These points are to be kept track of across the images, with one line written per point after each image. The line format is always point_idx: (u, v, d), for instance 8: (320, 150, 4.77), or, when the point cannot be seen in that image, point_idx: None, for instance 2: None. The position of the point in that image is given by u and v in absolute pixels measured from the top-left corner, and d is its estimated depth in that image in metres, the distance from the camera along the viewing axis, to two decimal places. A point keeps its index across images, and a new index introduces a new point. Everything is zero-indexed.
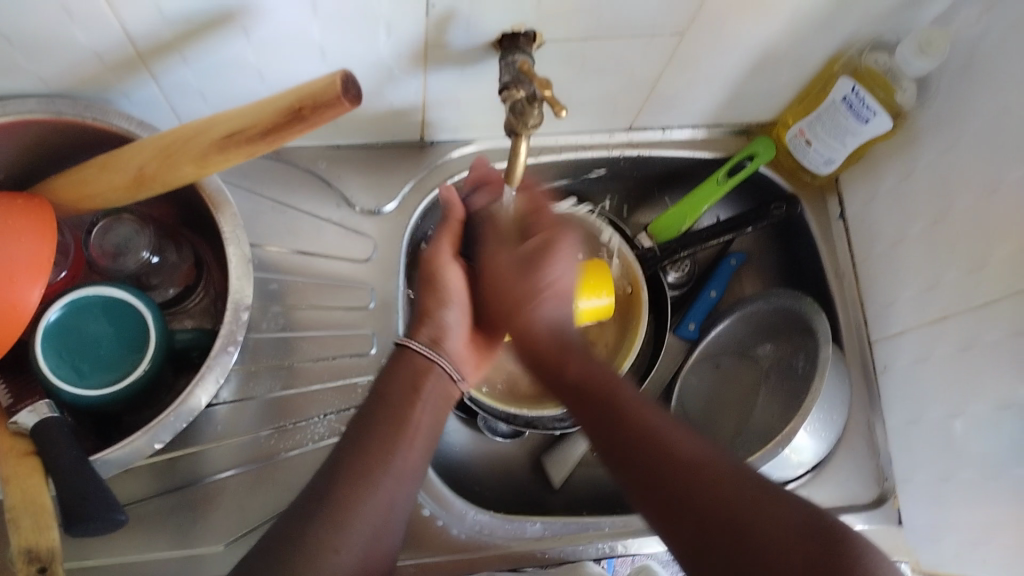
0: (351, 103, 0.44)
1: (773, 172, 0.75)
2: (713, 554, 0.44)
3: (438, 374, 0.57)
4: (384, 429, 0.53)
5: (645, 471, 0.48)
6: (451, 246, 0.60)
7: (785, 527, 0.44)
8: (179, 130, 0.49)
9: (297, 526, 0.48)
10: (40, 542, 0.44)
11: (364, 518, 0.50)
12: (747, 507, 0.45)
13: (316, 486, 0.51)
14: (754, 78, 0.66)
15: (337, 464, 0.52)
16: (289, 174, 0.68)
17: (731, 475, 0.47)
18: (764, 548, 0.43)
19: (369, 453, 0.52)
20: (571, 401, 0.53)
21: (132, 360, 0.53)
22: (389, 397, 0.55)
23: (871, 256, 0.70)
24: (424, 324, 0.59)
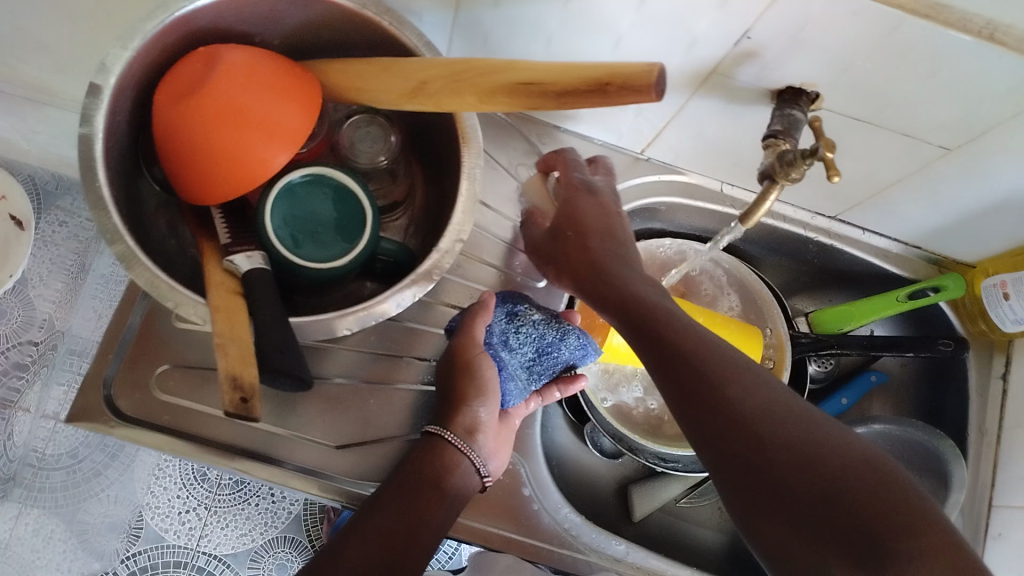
0: (656, 97, 0.46)
1: (950, 310, 0.74)
2: (739, 457, 0.42)
3: (462, 469, 0.58)
4: (401, 504, 0.55)
5: (683, 364, 0.46)
6: (474, 338, 0.59)
7: (810, 442, 0.41)
8: (474, 62, 0.52)
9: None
10: (245, 376, 0.46)
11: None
12: (773, 412, 0.43)
13: (331, 549, 0.53)
14: (982, 216, 0.66)
15: (343, 540, 0.53)
16: (510, 137, 0.70)
17: (773, 391, 0.44)
18: (784, 444, 0.41)
19: (379, 530, 0.53)
20: (633, 315, 0.50)
21: (343, 246, 0.56)
22: (412, 479, 0.56)
23: (1022, 425, 0.70)
24: (457, 413, 0.58)
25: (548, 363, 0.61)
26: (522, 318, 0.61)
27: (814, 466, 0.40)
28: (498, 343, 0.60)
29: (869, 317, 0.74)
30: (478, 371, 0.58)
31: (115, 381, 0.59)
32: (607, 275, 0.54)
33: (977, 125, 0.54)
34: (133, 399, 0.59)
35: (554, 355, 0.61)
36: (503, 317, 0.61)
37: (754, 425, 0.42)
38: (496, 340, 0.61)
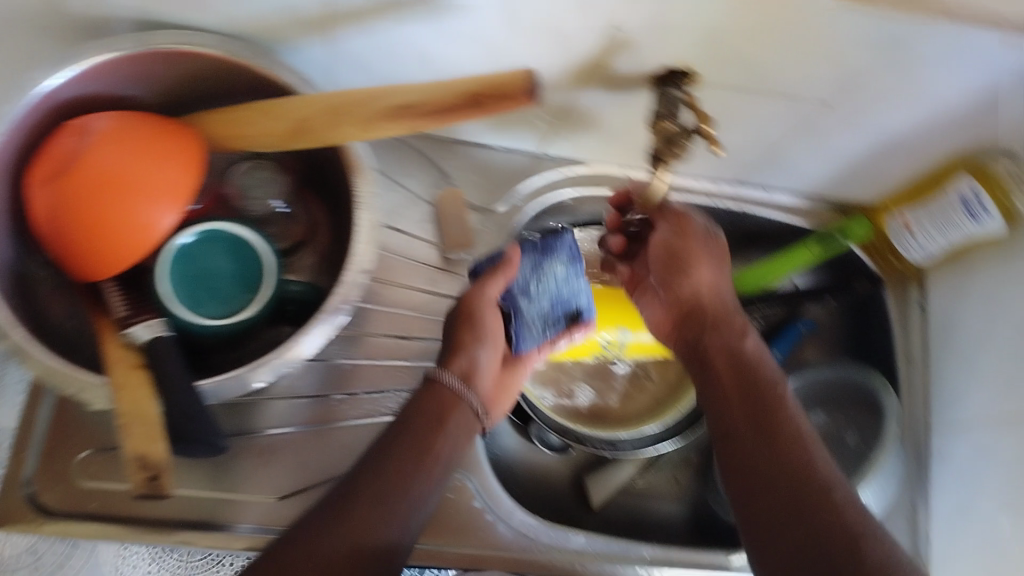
0: (530, 100, 0.47)
1: (863, 252, 0.76)
2: (787, 551, 0.48)
3: (464, 409, 0.57)
4: (407, 456, 0.53)
5: (760, 464, 0.51)
6: (492, 290, 0.60)
7: (886, 558, 0.46)
8: (349, 93, 0.52)
9: (304, 538, 0.48)
10: (151, 452, 0.48)
11: (380, 529, 0.50)
12: (790, 507, 0.49)
13: (331, 502, 0.51)
14: (875, 160, 0.67)
15: (348, 490, 0.51)
16: (407, 155, 0.70)
17: (795, 474, 0.50)
18: (794, 548, 0.47)
19: (385, 473, 0.52)
20: (730, 382, 0.55)
21: (246, 298, 0.55)
22: (418, 422, 0.55)
23: (944, 351, 0.72)
24: (456, 354, 0.58)
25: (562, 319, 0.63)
26: (546, 271, 0.61)
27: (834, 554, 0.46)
28: (519, 290, 0.61)
29: (779, 271, 0.76)
30: (481, 321, 0.60)
31: (31, 479, 0.58)
32: (697, 292, 0.60)
33: (850, 77, 0.55)
34: (55, 491, 0.58)
35: (568, 301, 0.62)
36: (528, 269, 0.61)
37: (793, 516, 0.48)
38: (517, 288, 0.61)
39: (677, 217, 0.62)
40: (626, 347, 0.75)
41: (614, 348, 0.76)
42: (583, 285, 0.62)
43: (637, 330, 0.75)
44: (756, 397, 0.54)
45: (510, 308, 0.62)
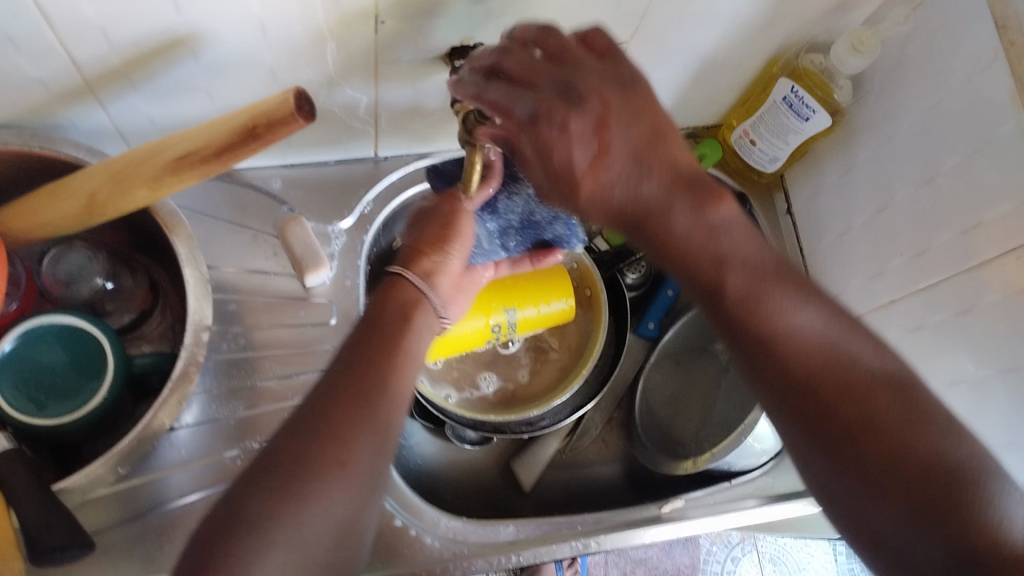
0: (306, 120, 0.45)
1: (721, 172, 0.76)
2: (800, 420, 0.44)
3: (428, 307, 0.56)
4: (338, 391, 0.47)
5: (741, 331, 0.46)
6: (473, 201, 0.58)
7: (884, 433, 0.41)
8: (131, 154, 0.49)
9: (289, 460, 0.43)
10: (4, 571, 0.45)
11: (370, 435, 0.46)
12: (799, 382, 0.44)
13: (311, 408, 0.46)
14: (700, 81, 0.67)
15: (324, 397, 0.47)
16: (240, 193, 0.68)
17: (780, 347, 0.44)
18: (829, 419, 0.43)
19: (361, 376, 0.48)
20: (681, 256, 0.46)
21: (91, 386, 0.53)
22: (382, 328, 0.51)
23: (820, 248, 0.73)
24: (426, 255, 0.56)
25: (533, 227, 0.64)
26: (520, 192, 0.60)
27: (907, 487, 0.40)
28: (484, 207, 0.62)
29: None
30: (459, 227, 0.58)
31: None
32: (596, 206, 0.46)
33: (633, 11, 0.55)
34: None
35: (536, 231, 0.65)
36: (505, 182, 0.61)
37: (850, 466, 0.42)
38: (487, 202, 0.61)
39: (570, 109, 0.42)
40: (517, 326, 0.71)
41: (505, 330, 0.71)
42: (560, 214, 0.62)
43: (525, 306, 0.70)
44: (697, 265, 0.46)
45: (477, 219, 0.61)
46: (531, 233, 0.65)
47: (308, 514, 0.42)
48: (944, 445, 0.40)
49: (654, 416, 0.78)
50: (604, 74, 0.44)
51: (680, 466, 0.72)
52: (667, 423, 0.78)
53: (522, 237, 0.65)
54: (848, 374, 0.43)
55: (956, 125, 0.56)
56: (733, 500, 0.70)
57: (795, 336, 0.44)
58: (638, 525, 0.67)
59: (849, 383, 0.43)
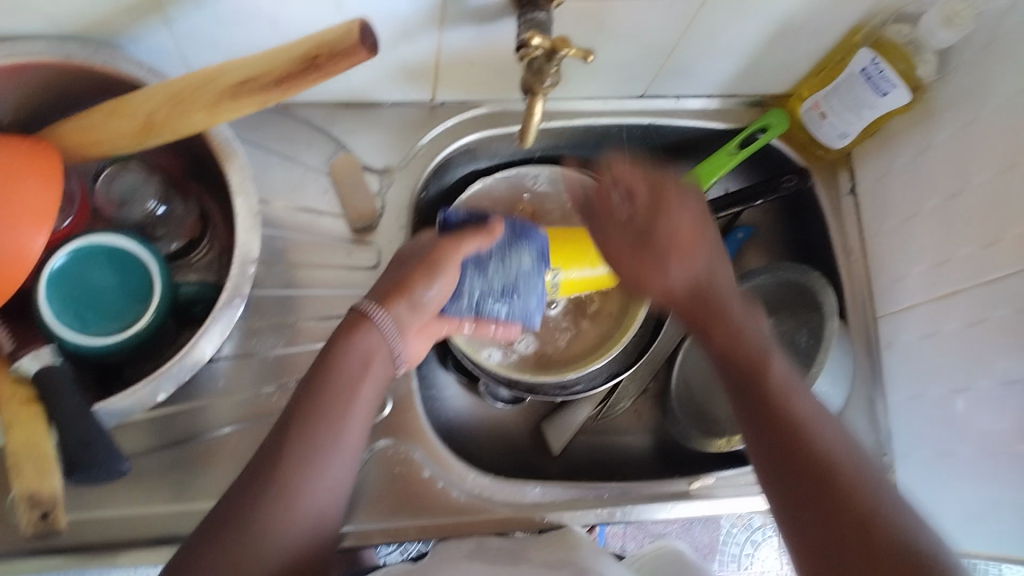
0: (369, 52, 0.43)
1: (785, 145, 0.74)
2: (753, 424, 0.49)
3: (385, 355, 0.55)
4: (299, 437, 0.50)
5: (708, 329, 0.52)
6: (466, 248, 0.57)
7: (815, 456, 0.46)
8: (191, 76, 0.48)
9: (232, 517, 0.47)
10: (43, 488, 0.46)
11: (309, 494, 0.49)
12: (760, 394, 0.49)
13: (257, 464, 0.49)
14: (776, 46, 0.65)
15: (269, 451, 0.50)
16: (294, 129, 0.67)
17: (746, 367, 0.50)
18: (775, 430, 0.48)
19: (302, 431, 0.50)
20: (651, 259, 0.53)
21: (136, 310, 0.53)
22: (333, 376, 0.52)
23: (882, 232, 0.70)
24: (397, 299, 0.56)
25: (513, 298, 0.60)
26: (512, 257, 0.59)
27: (820, 500, 0.45)
28: (474, 262, 0.58)
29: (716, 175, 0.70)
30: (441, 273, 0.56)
31: None
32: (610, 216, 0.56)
33: None
34: None
35: (507, 307, 0.60)
36: (497, 242, 0.59)
37: (785, 478, 0.47)
38: (477, 260, 0.58)
39: (634, 178, 0.55)
40: (561, 285, 0.68)
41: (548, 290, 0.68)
42: (540, 285, 0.61)
43: (573, 266, 0.68)
44: (670, 264, 0.53)
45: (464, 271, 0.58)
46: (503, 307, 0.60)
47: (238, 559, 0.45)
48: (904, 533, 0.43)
49: (692, 390, 0.77)
50: (650, 177, 0.55)
51: (713, 444, 0.72)
52: (704, 397, 0.76)
53: (501, 305, 0.60)
54: (798, 395, 0.49)
55: None
56: (766, 481, 0.68)
57: (757, 355, 0.50)
58: (665, 498, 0.67)
59: (823, 449, 0.46)
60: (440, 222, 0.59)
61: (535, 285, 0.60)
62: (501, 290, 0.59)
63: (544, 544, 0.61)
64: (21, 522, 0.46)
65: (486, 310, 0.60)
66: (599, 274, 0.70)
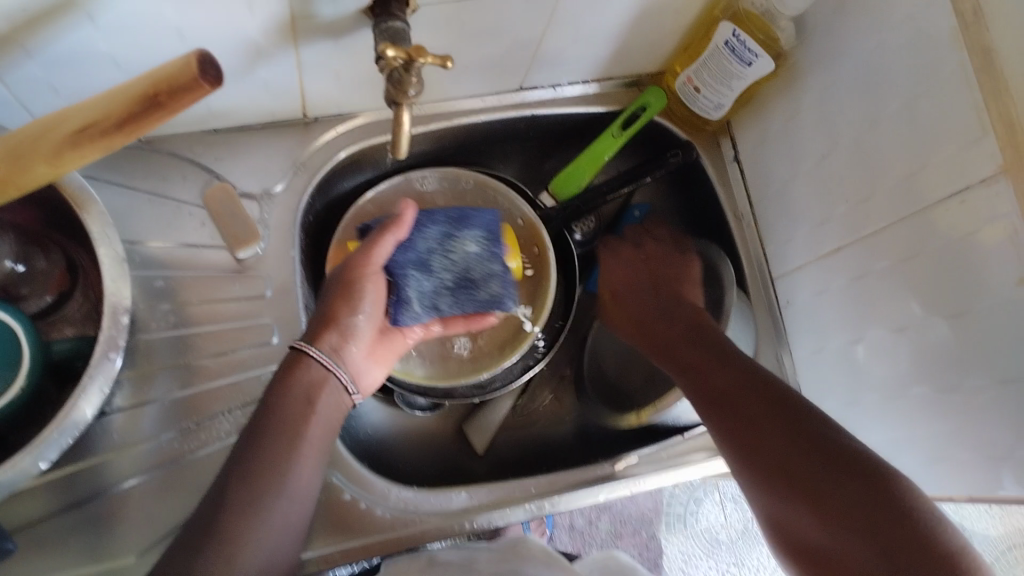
0: (212, 84, 0.42)
1: (665, 121, 0.75)
2: (725, 414, 0.56)
3: (333, 385, 0.56)
4: (276, 447, 0.51)
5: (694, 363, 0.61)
6: (379, 253, 0.60)
7: (784, 418, 0.52)
8: (27, 127, 0.45)
9: (186, 559, 0.45)
10: None
11: (259, 539, 0.49)
12: (726, 389, 0.57)
13: (208, 507, 0.48)
14: (642, 26, 0.65)
15: (217, 494, 0.49)
16: (161, 163, 0.64)
17: (729, 378, 0.57)
18: (744, 411, 0.54)
19: (248, 474, 0.49)
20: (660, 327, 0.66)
21: (5, 379, 0.50)
22: (278, 422, 0.52)
23: (766, 197, 0.72)
24: (326, 331, 0.57)
25: (469, 286, 0.62)
26: (457, 247, 0.63)
27: (806, 462, 0.49)
28: (415, 263, 0.61)
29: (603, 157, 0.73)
30: (360, 290, 0.59)
31: None
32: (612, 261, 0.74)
33: None
34: None
35: (471, 292, 0.63)
36: (437, 237, 0.63)
37: (765, 442, 0.52)
38: (414, 260, 0.61)
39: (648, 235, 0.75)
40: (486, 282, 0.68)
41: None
42: (497, 267, 0.63)
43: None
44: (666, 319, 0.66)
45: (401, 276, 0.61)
46: (466, 296, 0.63)
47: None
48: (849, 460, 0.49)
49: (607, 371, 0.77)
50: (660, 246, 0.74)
51: (625, 420, 0.74)
52: (620, 375, 0.77)
53: (456, 299, 0.63)
54: (749, 379, 0.56)
55: (899, 65, 0.55)
56: (683, 453, 0.69)
57: (744, 366, 0.58)
58: (592, 483, 0.67)
59: (784, 403, 0.54)
60: (361, 231, 0.67)
61: (495, 268, 0.63)
62: (452, 279, 0.62)
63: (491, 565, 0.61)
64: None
65: (441, 303, 0.62)
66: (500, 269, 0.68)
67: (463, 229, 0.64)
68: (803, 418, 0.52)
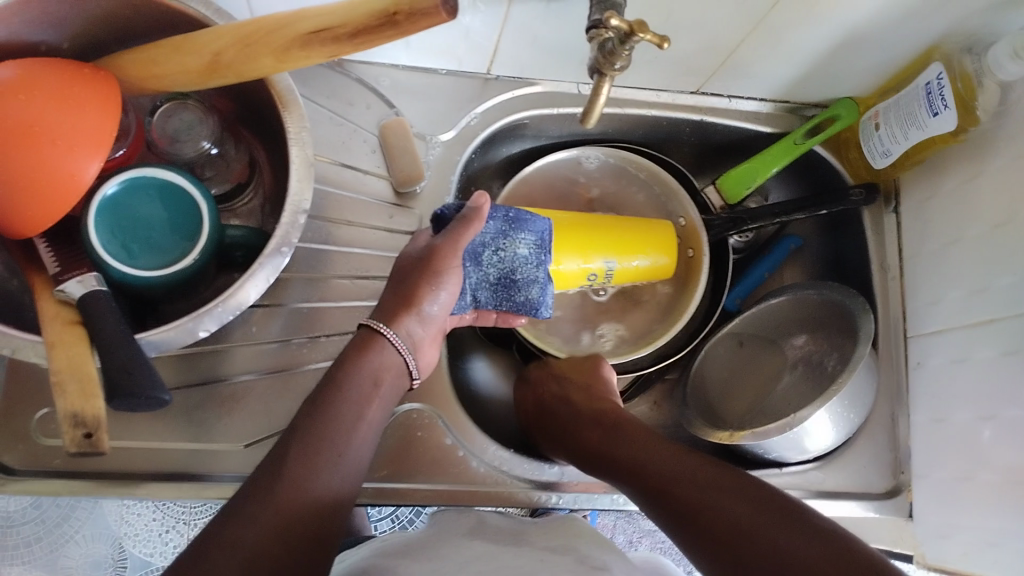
0: (449, 16, 0.43)
1: (829, 154, 0.75)
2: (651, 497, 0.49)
3: (396, 372, 0.53)
4: (329, 422, 0.48)
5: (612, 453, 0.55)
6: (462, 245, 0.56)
7: (694, 481, 0.46)
8: (261, 20, 0.48)
9: (231, 523, 0.42)
10: (87, 409, 0.46)
11: (305, 506, 0.44)
12: (652, 461, 0.50)
13: (259, 475, 0.45)
14: (837, 55, 0.64)
15: (267, 465, 0.46)
16: (347, 86, 0.67)
17: (648, 455, 0.51)
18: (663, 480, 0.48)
19: (303, 445, 0.46)
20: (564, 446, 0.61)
21: (183, 247, 0.54)
22: (341, 396, 0.49)
23: (921, 254, 0.71)
24: (406, 314, 0.54)
25: (510, 287, 0.62)
26: (508, 245, 0.60)
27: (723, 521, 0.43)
28: (471, 254, 0.60)
29: (771, 167, 0.73)
30: (441, 278, 0.55)
31: None
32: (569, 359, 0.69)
33: None
34: (17, 452, 0.57)
35: (510, 291, 0.62)
36: (492, 232, 0.60)
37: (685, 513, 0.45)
38: (473, 250, 0.60)
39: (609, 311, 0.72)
40: (614, 276, 0.69)
41: (602, 280, 0.69)
42: (541, 274, 0.62)
43: (623, 256, 0.69)
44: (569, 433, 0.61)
45: (463, 267, 0.59)
46: (505, 293, 0.62)
47: (231, 566, 0.40)
48: (747, 506, 0.43)
49: (710, 386, 0.77)
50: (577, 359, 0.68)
51: (716, 435, 0.70)
52: (722, 394, 0.76)
53: (496, 293, 0.62)
54: (659, 454, 0.51)
55: None
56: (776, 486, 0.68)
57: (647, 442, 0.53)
58: None
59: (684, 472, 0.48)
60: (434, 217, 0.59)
61: (541, 279, 0.62)
62: (501, 277, 0.61)
63: (544, 531, 0.60)
64: (63, 442, 0.46)
65: (481, 293, 0.62)
66: (654, 263, 0.71)
67: (529, 233, 0.61)
68: (718, 477, 0.46)
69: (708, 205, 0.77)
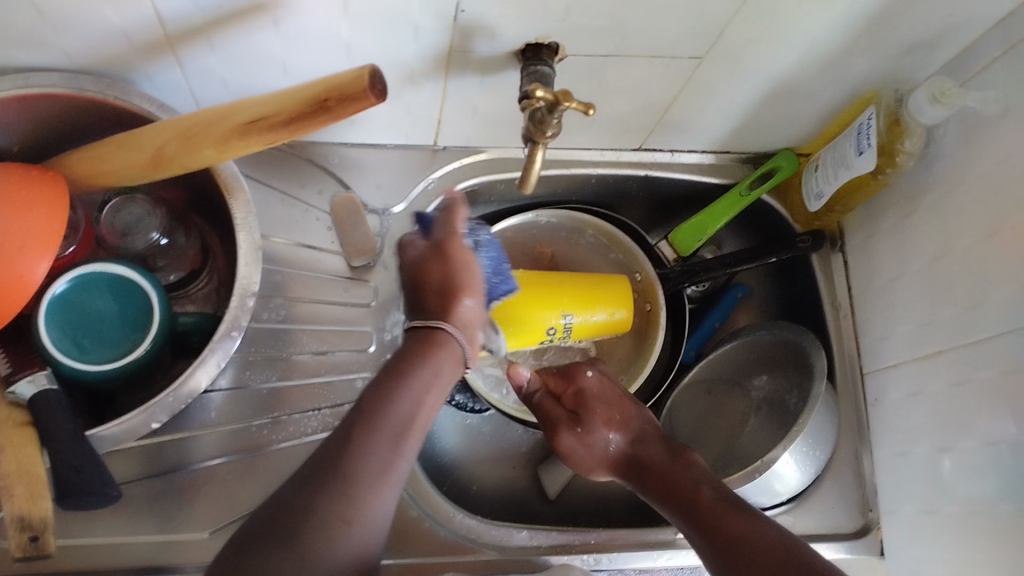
0: (377, 98, 0.44)
1: (775, 201, 0.77)
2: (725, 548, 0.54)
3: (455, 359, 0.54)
4: (391, 393, 0.50)
5: (682, 496, 0.59)
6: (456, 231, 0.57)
7: (749, 538, 0.54)
8: (201, 113, 0.50)
9: (299, 495, 0.45)
10: (32, 512, 0.47)
11: (373, 493, 0.47)
12: (723, 527, 0.55)
13: (322, 458, 0.47)
14: (769, 106, 0.67)
15: (334, 445, 0.48)
16: (298, 167, 0.68)
17: (712, 504, 0.57)
18: (740, 539, 0.54)
19: (375, 423, 0.49)
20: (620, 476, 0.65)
21: (134, 337, 0.54)
22: (403, 382, 0.51)
23: (869, 291, 0.73)
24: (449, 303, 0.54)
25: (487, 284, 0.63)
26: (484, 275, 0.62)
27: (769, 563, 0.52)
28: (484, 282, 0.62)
29: (721, 218, 0.74)
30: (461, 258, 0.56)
31: None
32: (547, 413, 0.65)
33: (713, 28, 0.54)
34: None
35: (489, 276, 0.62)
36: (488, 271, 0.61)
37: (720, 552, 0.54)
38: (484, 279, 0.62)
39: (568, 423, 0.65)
40: (573, 330, 0.72)
41: (560, 333, 0.71)
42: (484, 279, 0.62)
43: (582, 310, 0.71)
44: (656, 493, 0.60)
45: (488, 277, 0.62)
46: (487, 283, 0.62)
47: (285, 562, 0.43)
48: (768, 532, 0.54)
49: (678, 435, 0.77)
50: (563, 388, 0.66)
51: None
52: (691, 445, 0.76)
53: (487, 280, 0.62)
54: (718, 514, 0.56)
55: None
56: None
57: (748, 518, 0.55)
58: (651, 546, 0.67)
59: (753, 529, 0.54)
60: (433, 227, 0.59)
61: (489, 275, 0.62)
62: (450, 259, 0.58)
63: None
64: (10, 546, 0.47)
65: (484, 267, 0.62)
66: (613, 319, 0.73)
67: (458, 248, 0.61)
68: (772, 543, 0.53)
69: (662, 257, 0.79)
